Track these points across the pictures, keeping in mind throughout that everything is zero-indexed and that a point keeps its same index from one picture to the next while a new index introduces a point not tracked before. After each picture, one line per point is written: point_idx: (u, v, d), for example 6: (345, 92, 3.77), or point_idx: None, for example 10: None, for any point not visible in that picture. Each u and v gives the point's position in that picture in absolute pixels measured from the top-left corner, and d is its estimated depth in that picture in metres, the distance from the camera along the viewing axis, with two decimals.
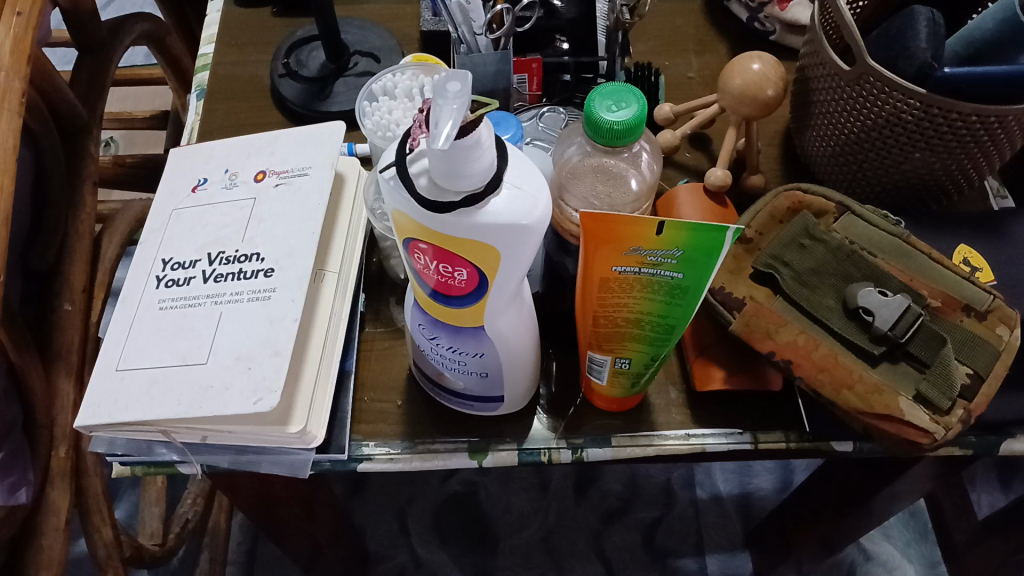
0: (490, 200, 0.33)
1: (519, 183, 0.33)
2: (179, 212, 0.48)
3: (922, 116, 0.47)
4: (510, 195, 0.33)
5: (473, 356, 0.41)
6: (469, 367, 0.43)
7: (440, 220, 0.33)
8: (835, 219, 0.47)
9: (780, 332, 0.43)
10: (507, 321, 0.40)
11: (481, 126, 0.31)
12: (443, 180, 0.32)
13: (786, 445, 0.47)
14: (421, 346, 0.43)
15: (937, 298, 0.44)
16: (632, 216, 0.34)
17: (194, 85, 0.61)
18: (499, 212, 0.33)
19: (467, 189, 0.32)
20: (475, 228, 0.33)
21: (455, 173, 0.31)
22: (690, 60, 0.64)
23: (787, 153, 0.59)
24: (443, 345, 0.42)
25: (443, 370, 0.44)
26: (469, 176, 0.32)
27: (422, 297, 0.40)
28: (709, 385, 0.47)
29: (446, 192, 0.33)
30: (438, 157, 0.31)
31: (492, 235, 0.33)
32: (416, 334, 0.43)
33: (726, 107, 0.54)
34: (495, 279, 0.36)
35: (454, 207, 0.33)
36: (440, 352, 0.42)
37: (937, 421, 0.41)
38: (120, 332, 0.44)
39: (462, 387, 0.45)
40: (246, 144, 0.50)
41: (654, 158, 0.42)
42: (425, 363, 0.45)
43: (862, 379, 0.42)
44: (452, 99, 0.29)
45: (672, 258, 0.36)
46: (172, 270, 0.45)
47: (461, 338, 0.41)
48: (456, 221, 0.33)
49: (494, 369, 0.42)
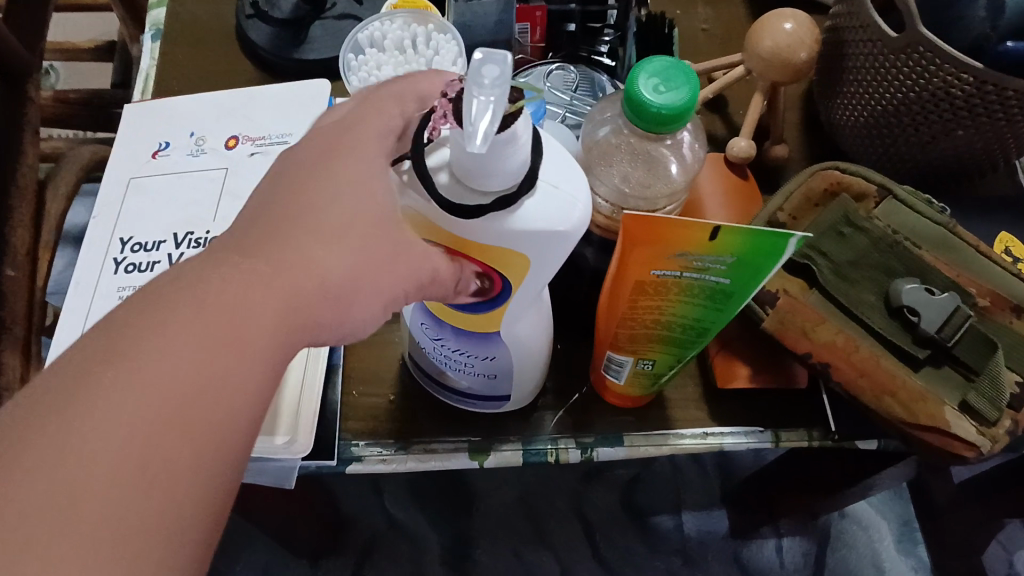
0: (523, 204, 0.28)
1: (558, 183, 0.28)
2: (137, 182, 0.41)
3: (973, 93, 0.42)
4: (548, 197, 0.28)
5: (482, 360, 0.37)
6: (478, 369, 0.38)
7: (462, 225, 0.28)
8: (876, 204, 0.43)
9: (817, 331, 0.40)
10: (526, 323, 0.36)
11: (518, 116, 0.26)
12: (466, 176, 0.27)
13: (809, 444, 0.44)
14: (423, 344, 0.39)
15: (984, 296, 0.40)
16: (686, 220, 0.29)
17: (148, 24, 0.54)
18: (535, 219, 0.28)
19: (493, 191, 0.27)
20: (505, 236, 0.28)
21: (483, 172, 0.26)
22: (701, 10, 0.58)
23: (808, 119, 0.55)
24: (450, 347, 0.37)
25: (446, 369, 0.39)
26: (498, 178, 0.27)
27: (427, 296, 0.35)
28: (732, 384, 0.43)
29: (468, 191, 0.27)
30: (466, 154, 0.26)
31: (525, 242, 0.29)
32: (418, 331, 0.38)
33: (752, 71, 0.49)
34: (519, 283, 0.32)
35: (474, 210, 0.27)
36: (445, 352, 0.38)
37: (983, 433, 0.38)
38: (72, 325, 0.38)
39: (464, 387, 0.40)
40: (214, 103, 0.43)
41: (697, 137, 0.37)
42: (424, 360, 0.40)
43: (905, 385, 0.39)
44: (489, 88, 0.24)
45: (722, 263, 0.32)
46: (133, 253, 0.40)
47: (470, 341, 0.36)
48: (484, 228, 0.28)
49: (504, 372, 0.38)
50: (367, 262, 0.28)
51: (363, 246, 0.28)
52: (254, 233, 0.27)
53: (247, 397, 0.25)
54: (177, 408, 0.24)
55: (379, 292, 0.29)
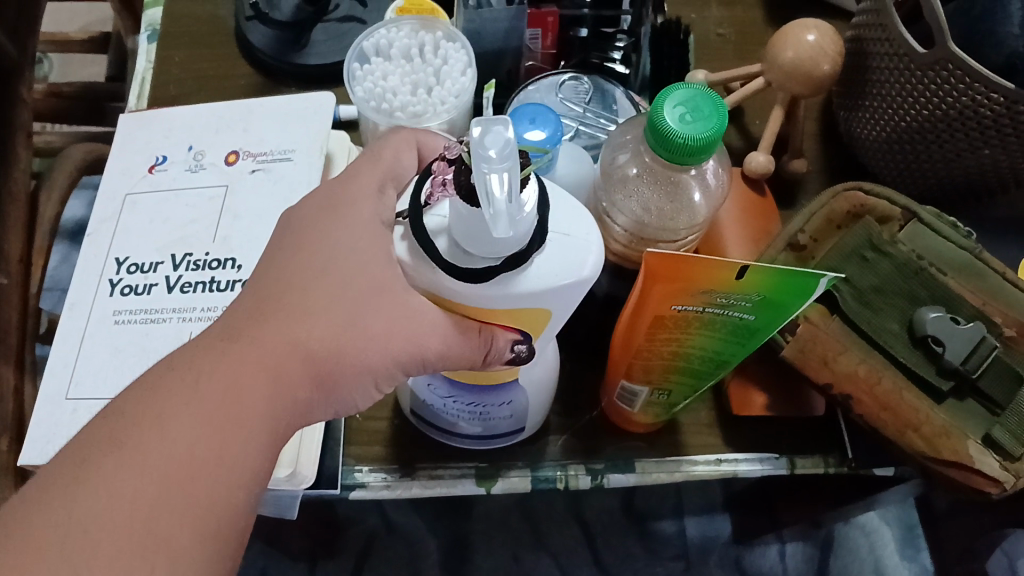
0: (540, 257, 0.28)
1: (569, 231, 0.29)
2: (133, 198, 0.40)
3: (1002, 113, 0.41)
4: (567, 247, 0.29)
5: (500, 406, 0.37)
6: (494, 414, 0.38)
7: (487, 285, 0.28)
8: (900, 227, 0.41)
9: (838, 361, 0.39)
10: (540, 361, 0.36)
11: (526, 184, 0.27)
12: (467, 240, 0.27)
13: (824, 471, 0.43)
14: (430, 401, 0.38)
15: (1011, 326, 0.39)
16: (713, 260, 0.28)
17: (144, 25, 0.52)
18: (562, 272, 0.28)
19: (495, 254, 0.27)
20: (535, 292, 0.29)
21: (486, 239, 0.27)
22: (715, 13, 0.56)
23: (827, 130, 0.53)
24: (465, 399, 0.36)
25: (459, 420, 0.39)
26: (502, 244, 0.27)
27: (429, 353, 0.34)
28: (749, 413, 0.41)
29: (471, 255, 0.28)
30: (470, 221, 0.26)
31: (554, 294, 0.29)
32: (423, 389, 0.37)
33: (772, 83, 0.47)
34: (541, 329, 0.32)
35: (483, 272, 0.28)
36: (456, 407, 0.37)
37: (1006, 468, 0.36)
38: (67, 351, 0.37)
39: (474, 433, 0.40)
40: (213, 114, 0.42)
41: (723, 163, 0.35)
42: (429, 414, 0.39)
43: (928, 419, 0.37)
44: (497, 161, 0.25)
45: (747, 301, 0.30)
46: (129, 274, 0.38)
47: (486, 393, 0.36)
48: (512, 287, 0.28)
49: (520, 410, 0.38)
50: (352, 342, 0.30)
51: (346, 319, 0.30)
52: (243, 323, 0.30)
53: (232, 476, 0.28)
54: (176, 477, 0.27)
55: (365, 367, 0.31)
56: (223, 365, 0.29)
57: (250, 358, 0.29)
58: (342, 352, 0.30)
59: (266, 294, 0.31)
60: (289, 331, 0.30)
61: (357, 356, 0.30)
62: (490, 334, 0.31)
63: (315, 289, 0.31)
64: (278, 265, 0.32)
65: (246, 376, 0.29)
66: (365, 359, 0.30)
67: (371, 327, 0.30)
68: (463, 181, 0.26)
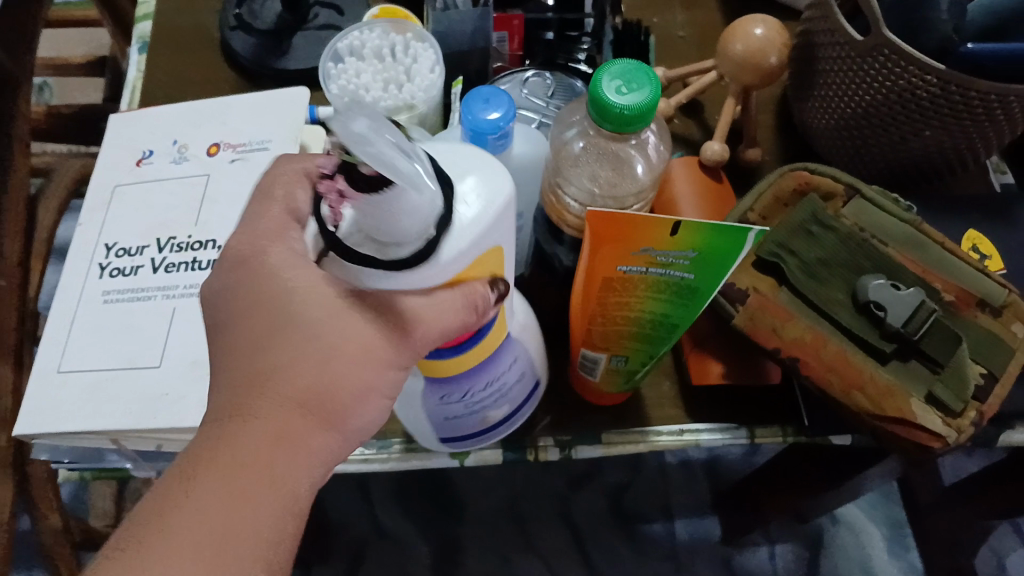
0: (462, 195, 0.29)
1: (469, 162, 0.30)
2: (120, 189, 0.42)
3: (938, 93, 0.43)
4: (482, 177, 0.30)
5: (512, 363, 0.39)
6: (512, 381, 0.40)
7: (439, 262, 0.28)
8: (844, 203, 0.43)
9: (787, 328, 0.41)
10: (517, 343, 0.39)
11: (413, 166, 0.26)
12: (389, 233, 0.27)
13: (783, 440, 0.45)
14: (449, 414, 0.40)
15: (951, 291, 0.41)
16: (648, 217, 0.30)
17: (134, 37, 0.55)
18: (497, 202, 0.29)
19: (428, 227, 0.28)
20: (485, 239, 0.30)
21: (405, 215, 0.26)
22: (677, 16, 0.59)
23: (783, 122, 0.56)
24: (482, 387, 0.38)
25: (487, 412, 0.40)
26: (422, 215, 0.27)
27: (426, 366, 0.36)
28: (707, 382, 0.44)
29: (399, 245, 0.27)
30: (386, 208, 0.26)
31: (500, 232, 0.30)
32: (435, 408, 0.39)
33: (724, 75, 0.50)
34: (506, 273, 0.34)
35: (422, 252, 0.28)
36: (477, 396, 0.39)
37: (949, 424, 0.38)
38: (56, 331, 0.39)
39: (506, 413, 0.42)
40: (193, 110, 0.44)
41: (661, 140, 0.38)
42: (460, 429, 0.41)
43: (872, 380, 0.39)
44: (373, 137, 0.24)
45: (685, 259, 0.32)
46: (117, 258, 0.41)
47: (497, 361, 0.38)
48: (467, 243, 0.29)
49: (528, 363, 0.41)
50: (331, 366, 0.30)
51: (318, 349, 0.30)
52: (225, 405, 0.30)
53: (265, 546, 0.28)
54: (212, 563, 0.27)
55: (359, 386, 0.30)
56: (225, 445, 0.29)
57: (248, 427, 0.29)
58: (326, 379, 0.30)
59: (237, 360, 0.31)
60: (266, 386, 0.30)
61: (345, 379, 0.30)
62: (469, 287, 0.31)
63: (271, 336, 0.30)
64: (233, 331, 0.31)
65: (252, 442, 0.29)
66: (356, 380, 0.30)
67: (347, 351, 0.30)
68: (361, 177, 0.25)
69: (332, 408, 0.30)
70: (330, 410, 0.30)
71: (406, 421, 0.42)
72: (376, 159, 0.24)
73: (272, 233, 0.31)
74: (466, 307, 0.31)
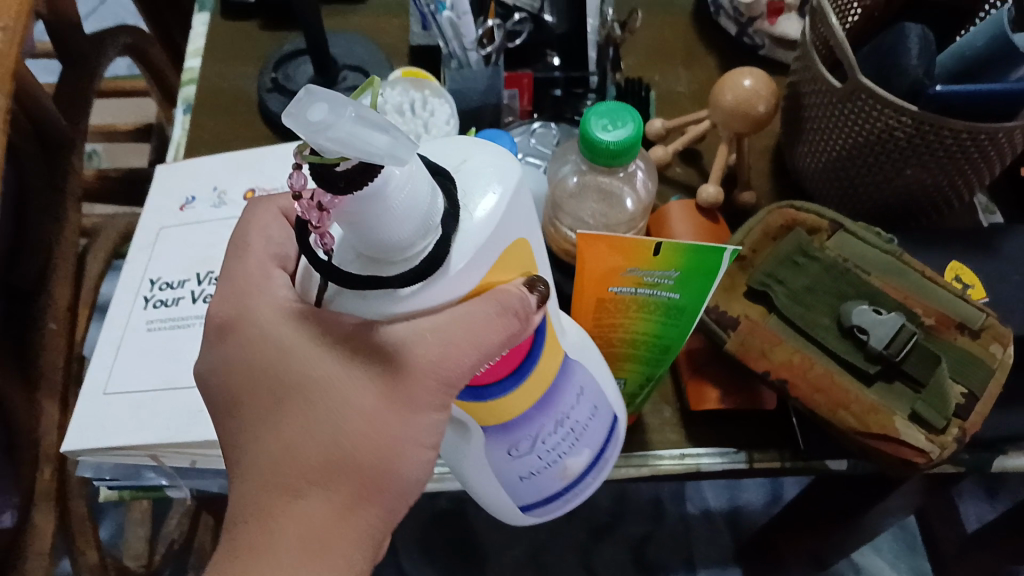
0: (467, 191, 0.30)
1: (464, 156, 0.32)
2: (165, 231, 0.48)
3: (914, 132, 0.46)
4: (484, 167, 0.31)
5: (578, 397, 0.38)
6: (584, 421, 0.39)
7: (453, 271, 0.30)
8: (829, 236, 0.46)
9: (775, 352, 0.43)
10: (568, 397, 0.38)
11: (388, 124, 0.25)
12: (393, 246, 0.28)
13: (781, 464, 0.47)
14: (526, 470, 0.39)
15: (931, 316, 0.43)
16: (632, 238, 0.34)
17: (179, 99, 0.61)
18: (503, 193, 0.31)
19: (427, 221, 0.28)
20: (501, 232, 0.31)
21: (396, 218, 0.27)
22: (679, 73, 0.63)
23: (778, 169, 0.59)
24: (550, 430, 0.38)
25: (566, 462, 0.40)
26: (419, 212, 0.28)
27: (488, 416, 0.36)
28: (704, 406, 0.46)
29: (407, 255, 0.29)
30: (374, 214, 0.26)
31: (514, 225, 0.31)
32: (514, 467, 0.39)
33: (717, 123, 0.54)
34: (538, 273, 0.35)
35: (433, 254, 0.29)
36: (550, 441, 0.38)
37: (932, 439, 0.41)
38: (106, 356, 0.44)
39: (588, 458, 0.40)
40: (231, 160, 0.50)
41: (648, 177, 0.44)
42: (546, 484, 0.40)
43: (857, 399, 0.42)
44: (329, 122, 0.23)
45: (669, 278, 0.36)
46: (161, 291, 0.46)
47: (558, 395, 0.37)
48: (481, 242, 0.30)
49: (597, 396, 0.40)
50: (346, 431, 0.31)
51: (327, 417, 0.31)
52: (261, 490, 0.31)
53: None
54: None
55: (378, 448, 0.31)
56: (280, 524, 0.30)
57: (289, 516, 0.30)
58: (343, 442, 0.31)
59: (264, 422, 0.32)
60: (284, 465, 0.31)
61: (363, 441, 0.31)
62: (500, 292, 0.31)
63: (273, 413, 0.32)
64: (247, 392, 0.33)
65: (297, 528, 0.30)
66: (376, 444, 0.31)
67: (356, 420, 0.31)
68: (337, 174, 0.25)
69: (362, 473, 0.31)
70: (357, 473, 0.31)
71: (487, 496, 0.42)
72: (340, 144, 0.23)
73: (250, 292, 0.34)
74: (505, 313, 0.31)
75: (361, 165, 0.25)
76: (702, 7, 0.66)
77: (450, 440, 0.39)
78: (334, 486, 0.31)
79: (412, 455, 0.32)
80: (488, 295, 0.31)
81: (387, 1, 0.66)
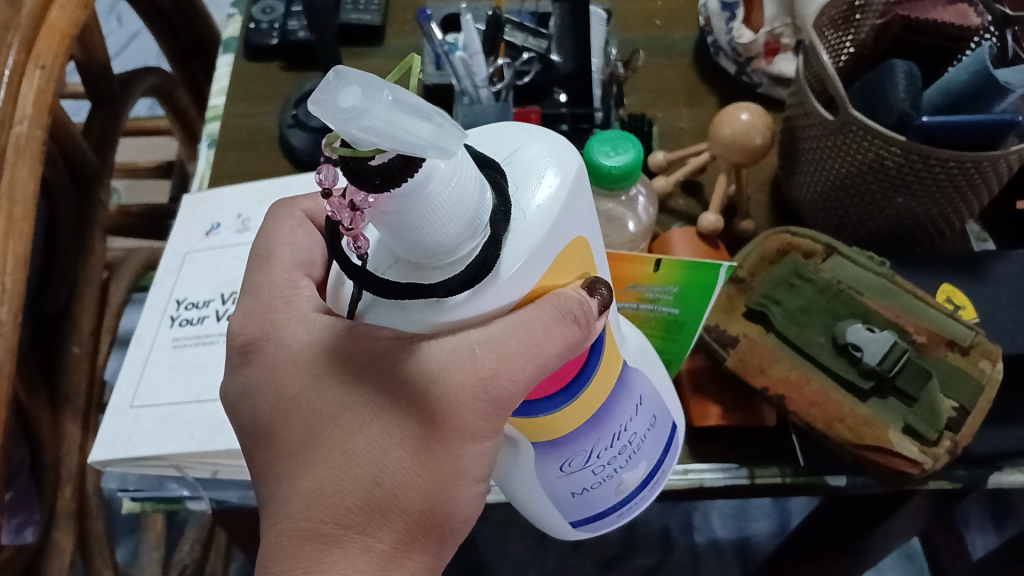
0: (520, 186, 0.32)
1: (515, 147, 0.33)
2: (191, 255, 0.54)
3: (903, 163, 0.48)
4: (542, 157, 0.33)
5: (637, 406, 0.41)
6: (641, 434, 0.42)
7: (504, 274, 0.31)
8: (824, 259, 0.49)
9: (773, 368, 0.46)
10: (626, 412, 0.40)
11: (427, 110, 0.26)
12: (440, 248, 0.30)
13: (782, 480, 0.48)
14: (580, 486, 0.41)
15: (922, 334, 0.45)
16: (639, 256, 0.44)
17: (203, 135, 0.64)
18: (560, 181, 0.32)
19: (470, 227, 0.30)
20: (557, 228, 0.32)
21: (441, 216, 0.28)
22: (681, 112, 0.66)
23: (776, 200, 0.62)
24: (606, 445, 0.40)
25: (622, 475, 0.42)
26: (465, 211, 0.29)
27: (539, 432, 0.38)
28: (705, 422, 0.49)
29: (454, 257, 0.30)
30: (417, 210, 0.28)
31: (568, 229, 0.33)
32: (572, 485, 0.41)
33: (716, 155, 0.56)
34: (592, 269, 0.36)
35: (482, 256, 0.30)
36: (605, 457, 0.40)
37: (924, 451, 0.43)
38: (134, 370, 0.49)
39: (646, 471, 0.43)
40: (255, 190, 0.55)
41: (649, 202, 0.52)
42: (600, 500, 0.42)
43: (851, 413, 0.44)
44: (364, 112, 0.24)
45: (669, 293, 0.46)
46: (186, 310, 0.51)
47: (615, 411, 0.40)
48: (536, 242, 0.31)
49: (654, 406, 0.42)
50: (387, 467, 0.33)
51: (365, 454, 0.33)
52: (318, 515, 0.33)
53: None
54: None
55: (423, 486, 0.33)
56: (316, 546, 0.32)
57: (333, 563, 0.32)
58: (384, 478, 0.33)
59: (293, 450, 0.34)
60: (324, 509, 0.33)
61: (406, 477, 0.33)
62: (557, 295, 0.33)
63: (308, 461, 0.34)
64: (275, 408, 0.35)
65: (341, 572, 0.32)
66: (418, 478, 0.33)
67: (397, 456, 0.33)
68: (372, 170, 0.26)
69: (407, 510, 0.33)
70: (402, 512, 0.33)
71: (541, 516, 0.44)
72: (371, 130, 0.24)
73: (276, 310, 0.37)
74: (562, 318, 0.32)
75: (399, 159, 0.26)
76: (702, 50, 0.69)
77: (507, 461, 0.40)
78: (380, 527, 0.33)
79: (461, 487, 0.34)
80: (542, 300, 0.32)
81: (404, 43, 0.70)
